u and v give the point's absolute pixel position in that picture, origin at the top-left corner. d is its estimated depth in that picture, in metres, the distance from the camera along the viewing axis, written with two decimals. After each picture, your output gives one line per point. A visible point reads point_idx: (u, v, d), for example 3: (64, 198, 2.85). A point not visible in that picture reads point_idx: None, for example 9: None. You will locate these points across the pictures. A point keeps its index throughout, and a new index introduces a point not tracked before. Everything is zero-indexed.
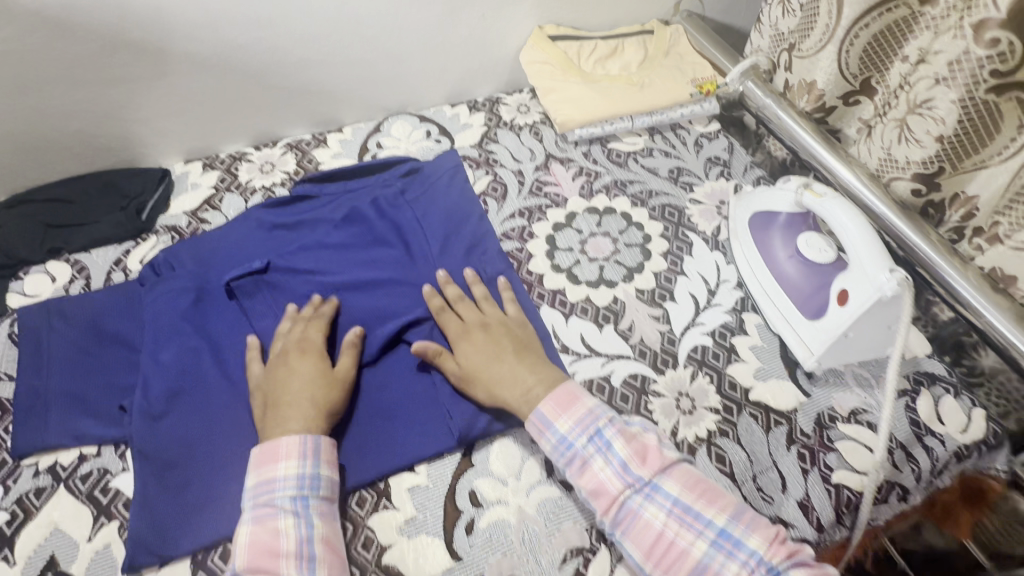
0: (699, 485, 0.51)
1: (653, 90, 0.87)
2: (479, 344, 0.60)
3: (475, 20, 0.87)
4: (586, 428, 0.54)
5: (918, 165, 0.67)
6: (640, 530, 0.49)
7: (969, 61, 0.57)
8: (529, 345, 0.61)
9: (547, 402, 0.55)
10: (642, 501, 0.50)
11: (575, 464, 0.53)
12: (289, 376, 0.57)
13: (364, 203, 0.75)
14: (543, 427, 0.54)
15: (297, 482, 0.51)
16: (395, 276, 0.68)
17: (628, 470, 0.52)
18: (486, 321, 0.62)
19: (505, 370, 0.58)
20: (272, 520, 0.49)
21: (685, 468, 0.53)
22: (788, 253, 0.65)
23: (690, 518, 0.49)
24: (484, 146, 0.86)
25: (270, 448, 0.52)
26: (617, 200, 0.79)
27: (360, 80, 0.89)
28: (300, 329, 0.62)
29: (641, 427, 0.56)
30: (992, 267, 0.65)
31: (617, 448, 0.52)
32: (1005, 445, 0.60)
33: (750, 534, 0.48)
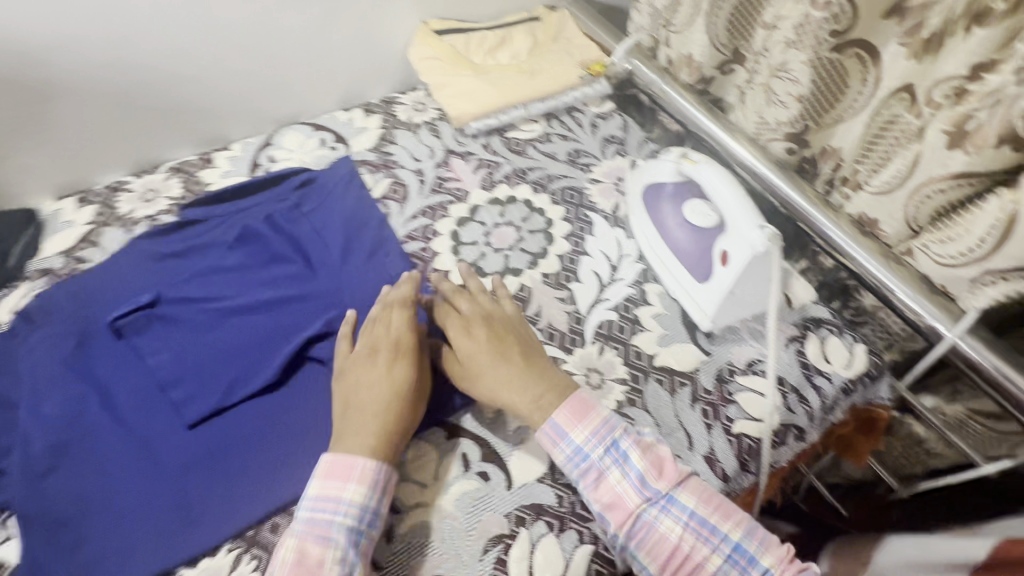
0: (714, 498, 0.52)
1: (544, 75, 0.88)
2: (487, 349, 0.57)
3: (354, 20, 0.85)
4: (602, 439, 0.53)
5: (787, 125, 0.71)
6: (655, 542, 0.50)
7: (810, 25, 0.60)
8: (532, 347, 0.59)
9: (561, 411, 0.54)
10: (658, 514, 0.51)
11: (589, 476, 0.52)
12: (377, 381, 0.55)
13: (257, 220, 0.72)
14: (557, 437, 0.53)
15: (359, 513, 0.49)
16: (296, 293, 0.66)
17: (645, 483, 0.51)
18: (493, 324, 0.59)
19: (509, 375, 0.56)
20: (321, 546, 0.47)
21: (698, 480, 0.53)
22: (677, 220, 0.67)
23: (707, 531, 0.50)
24: (382, 149, 0.84)
25: (344, 464, 0.50)
26: (518, 188, 0.80)
27: (242, 92, 0.85)
28: (399, 325, 0.58)
29: (654, 437, 0.56)
30: (860, 213, 0.67)
31: (634, 460, 0.52)
32: (886, 375, 0.65)
33: (763, 551, 0.50)
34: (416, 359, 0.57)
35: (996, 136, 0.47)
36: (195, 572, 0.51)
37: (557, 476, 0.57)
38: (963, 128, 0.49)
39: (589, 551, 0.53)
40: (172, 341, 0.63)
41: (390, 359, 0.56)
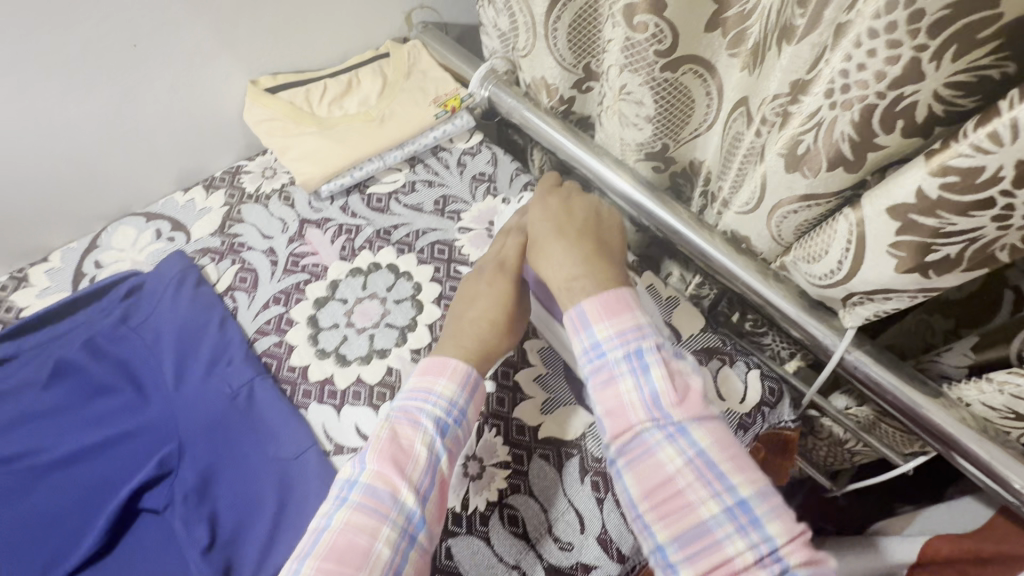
0: (732, 447, 0.46)
1: (395, 120, 0.81)
2: (552, 223, 0.58)
3: (166, 93, 0.75)
4: (627, 342, 0.50)
5: (646, 146, 0.66)
6: (647, 466, 0.46)
7: (636, 45, 0.54)
8: (602, 229, 0.58)
9: (594, 302, 0.52)
10: (660, 439, 0.46)
11: (600, 375, 0.50)
12: (481, 297, 0.57)
13: (74, 348, 0.62)
14: (579, 325, 0.52)
15: (447, 406, 0.50)
16: (124, 430, 0.58)
17: (658, 403, 0.47)
18: (568, 202, 0.60)
19: (561, 249, 0.55)
20: (411, 428, 0.49)
21: (722, 426, 0.48)
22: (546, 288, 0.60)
23: (710, 475, 0.44)
24: (227, 231, 0.76)
25: (441, 359, 0.53)
26: (381, 252, 0.73)
27: (50, 194, 0.74)
28: (506, 246, 0.60)
29: (691, 367, 0.51)
30: (733, 231, 0.63)
31: (654, 375, 0.48)
32: (786, 396, 0.62)
33: (773, 519, 0.42)
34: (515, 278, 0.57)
35: (828, 160, 0.43)
36: None
37: None
38: (795, 152, 0.45)
39: None
40: None
41: (495, 274, 0.58)
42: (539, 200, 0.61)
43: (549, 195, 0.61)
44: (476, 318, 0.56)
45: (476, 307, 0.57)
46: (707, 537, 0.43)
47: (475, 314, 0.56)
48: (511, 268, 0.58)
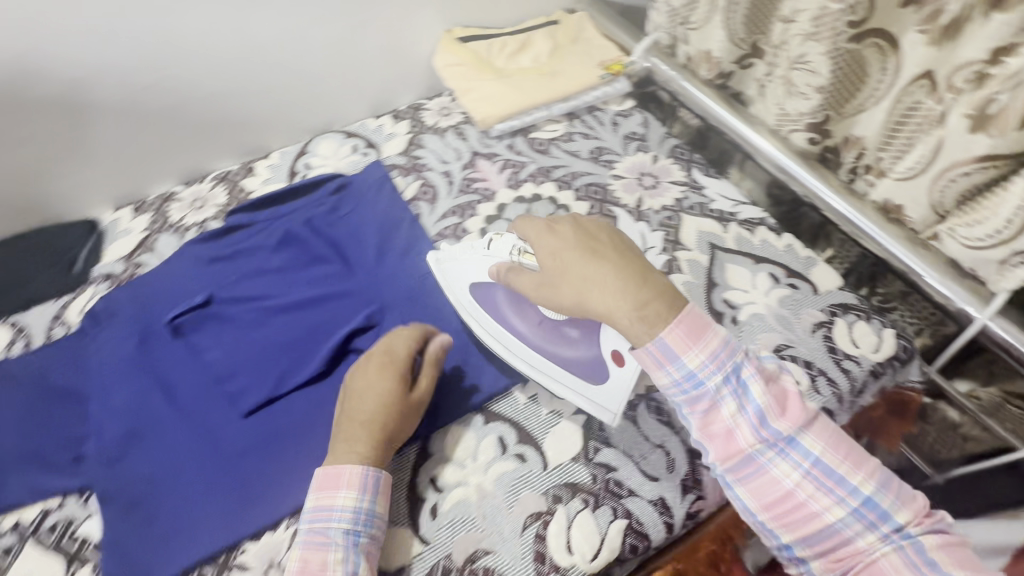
0: (844, 445, 0.48)
1: (564, 76, 0.91)
2: (582, 251, 0.55)
3: (380, 32, 0.88)
4: (721, 365, 0.50)
5: (808, 116, 0.72)
6: (764, 483, 0.47)
7: (829, 15, 0.61)
8: (626, 248, 0.55)
9: (674, 330, 0.50)
10: (773, 457, 0.48)
11: (699, 404, 0.50)
12: (369, 397, 0.56)
13: (298, 224, 0.76)
14: (664, 359, 0.50)
15: (352, 516, 0.51)
16: (337, 291, 0.70)
17: (765, 422, 0.48)
18: (584, 228, 0.57)
19: (606, 273, 0.52)
20: (322, 550, 0.49)
21: (826, 423, 0.49)
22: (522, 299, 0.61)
23: (831, 482, 0.46)
24: (411, 153, 0.88)
25: (332, 473, 0.52)
26: (543, 186, 0.83)
27: (280, 102, 0.88)
28: (394, 344, 0.59)
29: (778, 369, 0.52)
30: (886, 200, 0.67)
31: (753, 393, 0.49)
32: (916, 357, 0.66)
33: (898, 507, 0.45)
34: (400, 377, 0.57)
35: (1019, 117, 0.50)
36: (258, 546, 0.54)
37: (590, 456, 0.58)
38: (985, 112, 0.51)
39: (624, 525, 0.54)
40: (226, 338, 0.67)
41: (380, 370, 0.57)
42: (545, 232, 0.58)
43: (561, 225, 0.58)
44: (368, 420, 0.55)
45: (367, 405, 0.55)
46: (839, 540, 0.45)
47: (365, 415, 0.55)
48: (398, 364, 0.57)
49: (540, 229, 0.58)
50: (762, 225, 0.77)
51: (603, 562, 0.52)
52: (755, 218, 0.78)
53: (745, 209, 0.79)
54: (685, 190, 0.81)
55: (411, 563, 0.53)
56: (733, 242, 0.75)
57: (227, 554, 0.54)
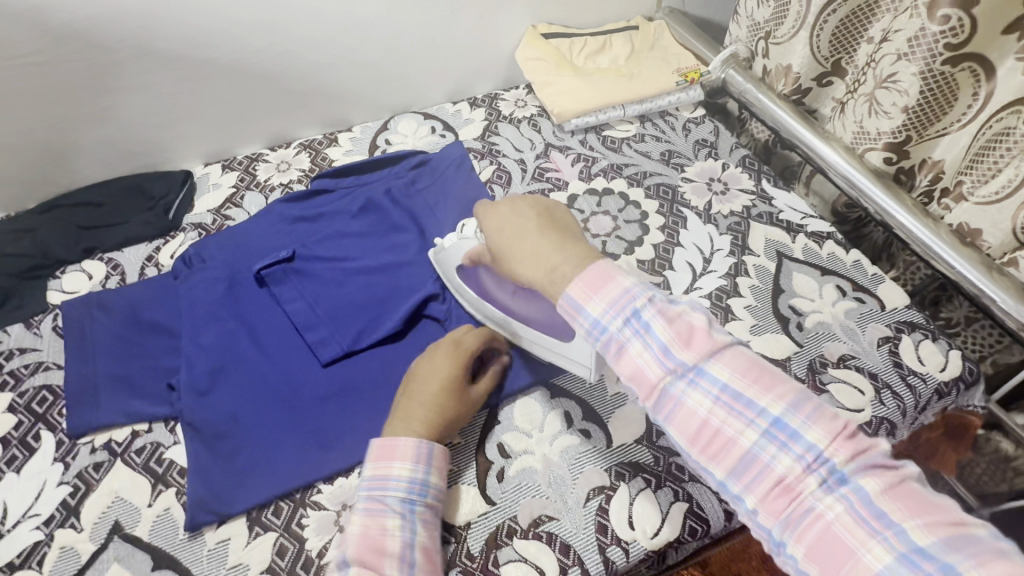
0: (754, 370, 0.43)
1: (642, 79, 0.93)
2: (509, 224, 0.55)
3: (471, 20, 0.91)
4: (622, 310, 0.46)
5: (888, 135, 0.73)
6: (681, 418, 0.43)
7: (925, 36, 0.63)
8: (559, 216, 0.56)
9: (577, 283, 0.48)
10: (685, 388, 0.43)
11: (610, 349, 0.46)
12: (430, 377, 0.58)
13: (379, 193, 0.78)
14: (574, 311, 0.48)
15: (408, 486, 0.51)
16: (413, 260, 0.73)
17: (670, 356, 0.43)
18: (517, 198, 0.57)
19: (528, 242, 0.53)
20: (380, 517, 0.49)
21: (740, 351, 0.44)
22: (491, 276, 0.64)
23: (741, 406, 0.41)
24: (487, 139, 0.91)
25: (388, 444, 0.53)
26: (614, 181, 0.85)
27: (368, 80, 0.92)
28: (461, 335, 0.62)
29: (689, 305, 0.46)
30: (960, 223, 0.71)
31: (656, 330, 0.44)
32: (981, 383, 0.67)
33: (810, 426, 0.40)
34: (462, 364, 0.59)
35: None
36: (332, 488, 0.57)
37: (654, 439, 0.60)
38: None
39: (685, 508, 0.55)
40: (309, 293, 0.69)
41: (445, 354, 0.60)
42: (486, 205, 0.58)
43: (497, 198, 0.58)
44: (426, 400, 0.56)
45: (431, 386, 0.57)
46: (760, 468, 0.40)
47: (424, 395, 0.57)
48: (463, 352, 0.60)
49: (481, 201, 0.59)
50: (830, 239, 0.77)
51: (663, 540, 0.54)
52: (824, 231, 0.78)
53: (814, 221, 0.80)
54: (754, 198, 0.83)
55: (476, 519, 0.55)
56: (800, 253, 0.76)
57: (303, 492, 0.57)
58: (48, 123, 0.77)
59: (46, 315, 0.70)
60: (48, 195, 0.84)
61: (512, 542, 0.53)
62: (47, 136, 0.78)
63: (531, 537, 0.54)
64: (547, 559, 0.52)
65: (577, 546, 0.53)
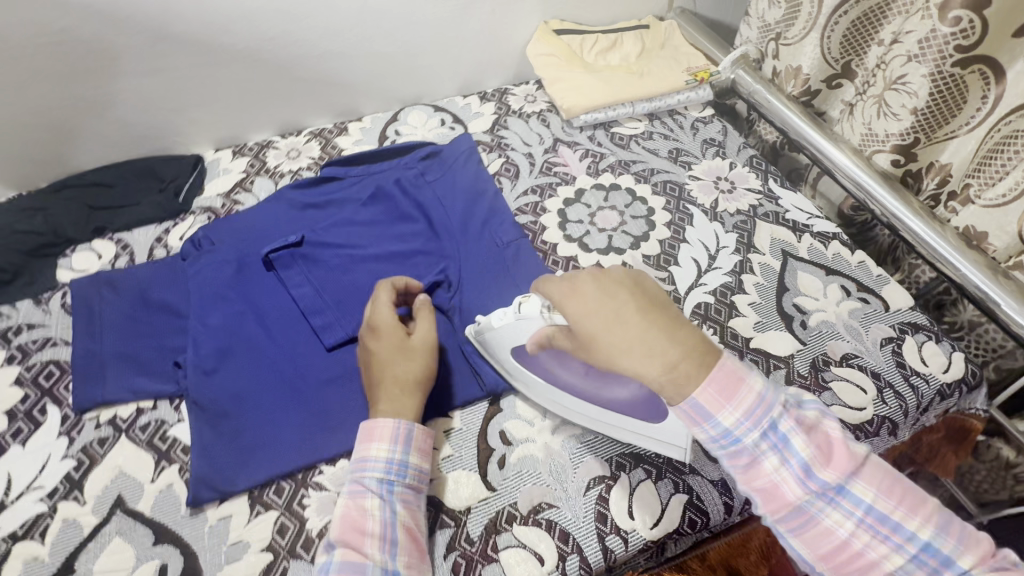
0: (896, 488, 0.43)
1: (652, 77, 0.94)
2: (606, 315, 0.45)
3: (484, 15, 0.92)
4: (758, 421, 0.44)
5: (896, 137, 0.73)
6: (817, 536, 0.43)
7: (936, 38, 0.64)
8: (655, 295, 0.47)
9: (706, 390, 0.44)
10: (824, 507, 0.43)
11: (740, 461, 0.44)
12: (373, 361, 0.58)
13: (388, 182, 0.79)
14: (698, 418, 0.44)
15: (386, 467, 0.52)
16: (420, 249, 0.74)
17: (812, 476, 0.42)
18: (603, 275, 0.47)
19: (638, 337, 0.44)
20: (360, 498, 0.51)
21: (877, 464, 0.44)
22: (556, 359, 0.55)
23: (886, 528, 0.41)
24: (496, 132, 0.91)
25: (367, 426, 0.54)
26: (621, 177, 0.85)
27: (379, 71, 0.93)
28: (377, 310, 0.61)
29: (820, 412, 0.46)
30: (966, 226, 0.71)
31: (797, 447, 0.43)
32: (983, 386, 0.67)
33: (957, 550, 0.41)
34: (396, 335, 0.59)
35: None
36: (333, 470, 0.58)
37: None
38: None
39: (685, 499, 0.55)
40: (316, 278, 0.69)
41: (371, 337, 0.60)
42: (565, 284, 0.48)
43: (578, 274, 0.48)
44: (380, 382, 0.57)
45: (391, 366, 0.57)
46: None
47: (375, 379, 0.57)
48: (384, 326, 0.60)
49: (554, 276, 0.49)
50: (836, 240, 0.78)
51: (663, 531, 0.54)
52: (830, 232, 0.79)
53: (820, 222, 0.80)
54: (760, 198, 0.83)
55: (476, 505, 0.55)
56: (806, 252, 0.76)
57: (305, 473, 0.58)
58: (62, 103, 0.78)
59: (55, 293, 0.70)
60: (61, 174, 0.85)
61: (511, 528, 0.54)
62: (61, 116, 0.79)
63: (531, 523, 0.54)
64: (545, 546, 0.53)
65: (576, 534, 0.53)
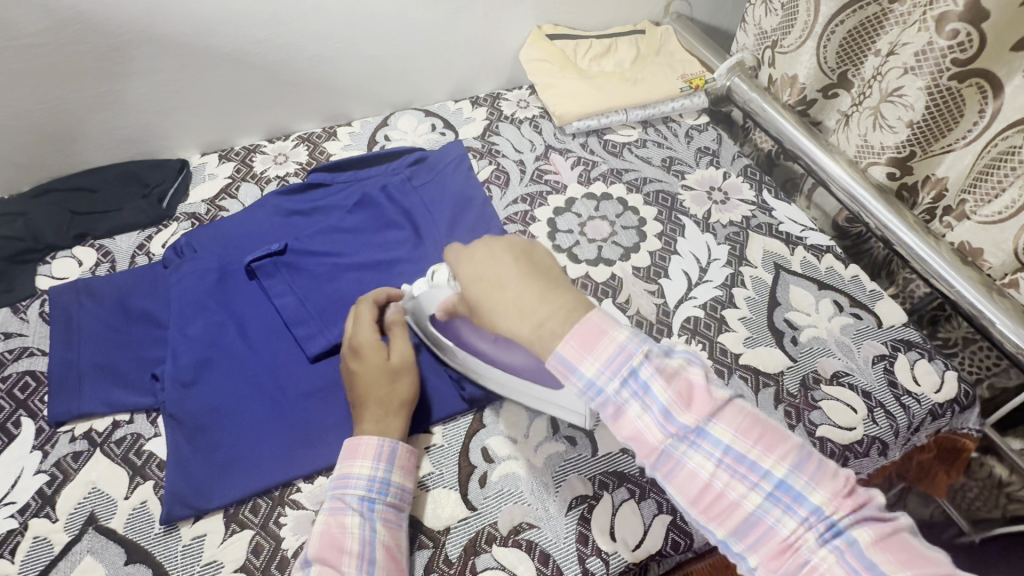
0: (755, 428, 0.41)
1: (647, 84, 0.92)
2: (488, 278, 0.48)
3: (476, 19, 0.90)
4: (618, 370, 0.43)
5: (892, 150, 0.72)
6: (682, 480, 0.41)
7: (933, 51, 0.62)
8: (544, 264, 0.49)
9: (569, 342, 0.44)
10: (685, 450, 0.41)
11: (606, 411, 0.43)
12: (356, 380, 0.57)
13: (374, 189, 0.77)
14: (565, 372, 0.44)
15: (368, 484, 0.51)
16: (405, 258, 0.72)
17: (670, 419, 0.41)
18: (493, 243, 0.50)
19: (512, 296, 0.46)
20: (340, 515, 0.50)
21: (740, 406, 0.42)
22: (470, 327, 0.56)
23: (743, 467, 0.40)
24: (487, 139, 0.90)
25: (351, 443, 0.53)
26: (613, 186, 0.84)
27: (369, 76, 0.91)
28: (358, 327, 0.60)
29: (686, 358, 0.43)
30: (960, 242, 0.70)
31: (655, 392, 0.42)
32: (976, 406, 0.66)
33: (813, 488, 0.38)
34: (379, 354, 0.58)
35: None
36: (311, 487, 0.57)
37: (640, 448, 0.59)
38: None
39: (668, 520, 0.54)
40: (298, 288, 0.68)
41: (353, 355, 0.58)
42: (460, 253, 0.51)
43: (472, 244, 0.51)
44: (363, 403, 0.56)
45: (379, 385, 0.56)
46: (760, 529, 0.39)
47: (358, 399, 0.56)
48: (367, 343, 0.58)
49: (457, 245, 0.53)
50: (830, 253, 0.76)
51: (645, 553, 0.53)
52: (823, 245, 0.78)
53: (813, 235, 0.79)
54: (754, 209, 0.82)
55: (456, 525, 0.54)
56: (798, 265, 0.75)
57: (282, 490, 0.57)
58: (42, 106, 0.76)
59: (33, 301, 0.69)
60: (43, 178, 0.83)
61: (490, 549, 0.53)
62: (41, 120, 0.77)
63: (511, 545, 0.53)
64: (525, 568, 0.52)
65: (556, 555, 0.52)
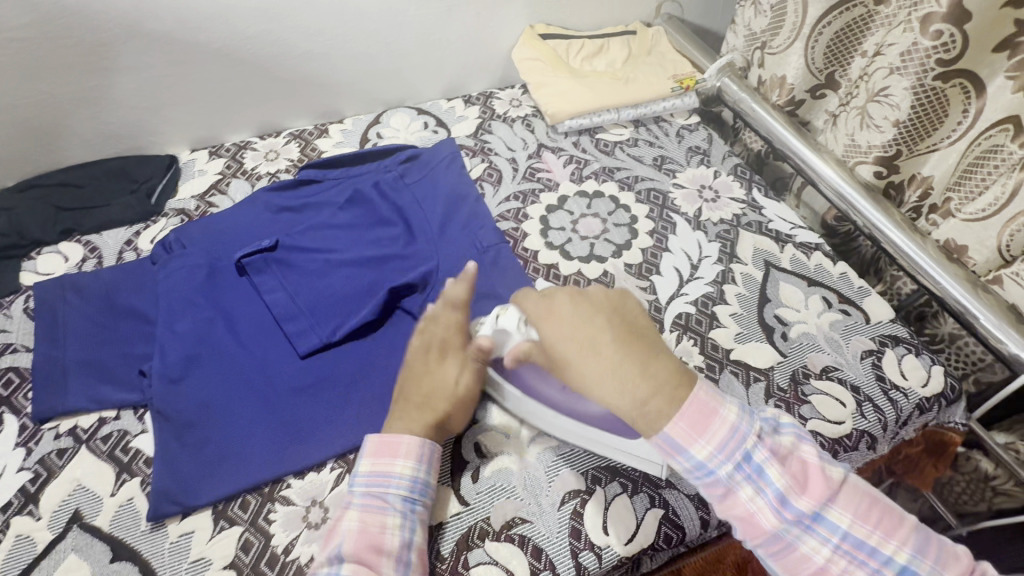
0: (870, 511, 0.44)
1: (638, 83, 0.93)
2: (582, 343, 0.50)
3: (469, 18, 0.91)
4: (730, 454, 0.45)
5: (879, 149, 0.73)
6: (795, 560, 0.44)
7: (917, 51, 0.64)
8: (634, 327, 0.52)
9: (677, 421, 0.47)
10: (800, 534, 0.44)
11: (715, 491, 0.46)
12: (426, 379, 0.56)
13: (366, 186, 0.77)
14: (672, 451, 0.47)
15: (410, 486, 0.51)
16: (397, 254, 0.71)
17: (786, 504, 0.44)
18: (585, 305, 0.52)
19: (612, 368, 0.48)
20: (381, 514, 0.49)
21: (853, 488, 0.45)
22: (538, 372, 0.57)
23: (860, 551, 0.43)
24: (479, 137, 0.90)
25: (391, 441, 0.52)
26: (605, 184, 0.85)
27: (362, 73, 0.91)
28: (448, 327, 0.58)
29: (794, 437, 0.47)
30: (946, 239, 0.71)
31: (770, 476, 0.44)
32: (962, 400, 0.67)
33: (927, 567, 0.43)
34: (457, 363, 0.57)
35: None
36: (302, 483, 0.56)
37: None
38: None
39: (660, 514, 0.54)
40: (289, 284, 0.67)
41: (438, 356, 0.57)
42: (550, 311, 0.53)
43: (561, 301, 0.53)
44: (423, 404, 0.55)
45: (445, 392, 0.56)
46: None
47: (420, 400, 0.55)
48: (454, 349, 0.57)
49: (543, 296, 0.54)
50: (818, 250, 0.77)
51: (638, 547, 0.53)
52: (812, 242, 0.79)
53: (802, 232, 0.80)
54: (744, 207, 0.83)
55: (449, 520, 0.54)
56: (787, 262, 0.76)
57: (272, 486, 0.56)
58: (27, 100, 0.75)
59: (17, 297, 0.68)
60: (28, 174, 0.82)
61: (483, 544, 0.52)
62: (26, 114, 0.76)
63: (504, 540, 0.53)
64: (518, 562, 0.51)
65: (549, 550, 0.52)
